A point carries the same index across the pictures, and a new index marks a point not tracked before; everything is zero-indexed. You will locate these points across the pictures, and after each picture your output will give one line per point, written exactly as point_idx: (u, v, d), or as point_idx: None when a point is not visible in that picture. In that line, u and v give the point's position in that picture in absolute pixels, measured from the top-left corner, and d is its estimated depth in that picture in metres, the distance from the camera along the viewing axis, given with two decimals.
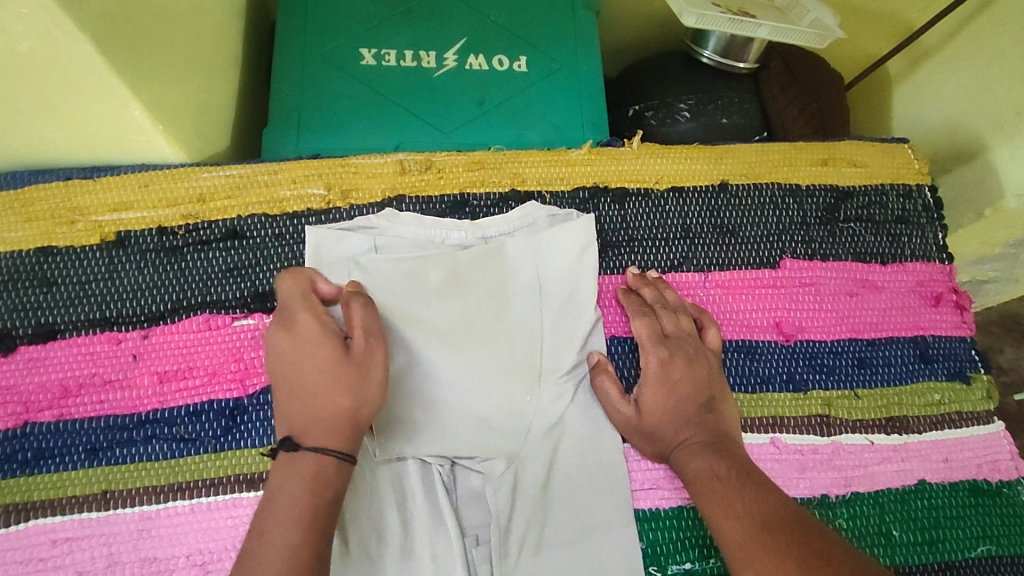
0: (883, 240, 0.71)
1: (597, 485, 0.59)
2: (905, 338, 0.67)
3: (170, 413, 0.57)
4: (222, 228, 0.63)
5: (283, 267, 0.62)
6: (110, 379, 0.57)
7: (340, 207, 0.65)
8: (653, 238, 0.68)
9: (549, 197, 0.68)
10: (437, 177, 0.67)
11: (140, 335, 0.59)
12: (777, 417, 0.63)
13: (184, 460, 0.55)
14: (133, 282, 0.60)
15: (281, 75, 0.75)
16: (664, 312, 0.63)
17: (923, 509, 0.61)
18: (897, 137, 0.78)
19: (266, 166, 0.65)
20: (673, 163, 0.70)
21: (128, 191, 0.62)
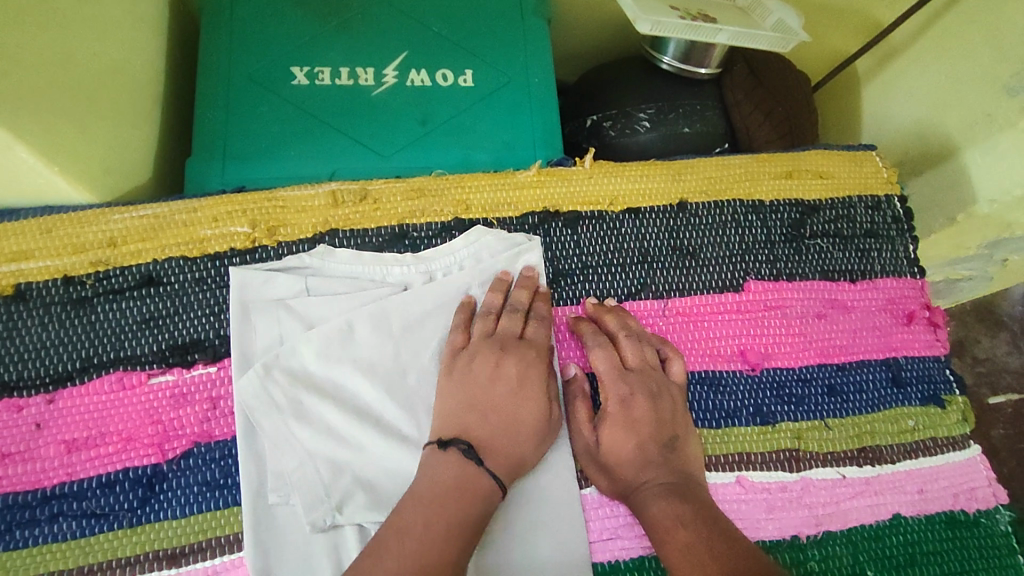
0: (851, 256, 0.67)
1: (552, 535, 0.54)
2: (876, 361, 0.64)
3: (80, 486, 0.51)
4: (135, 275, 0.58)
5: (204, 315, 0.57)
6: (10, 452, 0.52)
7: (266, 246, 0.60)
8: (608, 264, 0.63)
9: (496, 223, 0.63)
10: (373, 208, 0.62)
11: (43, 400, 0.53)
12: (743, 453, 0.59)
13: (96, 538, 0.50)
14: (35, 340, 0.55)
15: (205, 98, 0.69)
16: (626, 341, 0.58)
17: (898, 545, 0.58)
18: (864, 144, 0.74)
19: (183, 203, 0.60)
20: (629, 182, 0.66)
21: (27, 239, 0.56)
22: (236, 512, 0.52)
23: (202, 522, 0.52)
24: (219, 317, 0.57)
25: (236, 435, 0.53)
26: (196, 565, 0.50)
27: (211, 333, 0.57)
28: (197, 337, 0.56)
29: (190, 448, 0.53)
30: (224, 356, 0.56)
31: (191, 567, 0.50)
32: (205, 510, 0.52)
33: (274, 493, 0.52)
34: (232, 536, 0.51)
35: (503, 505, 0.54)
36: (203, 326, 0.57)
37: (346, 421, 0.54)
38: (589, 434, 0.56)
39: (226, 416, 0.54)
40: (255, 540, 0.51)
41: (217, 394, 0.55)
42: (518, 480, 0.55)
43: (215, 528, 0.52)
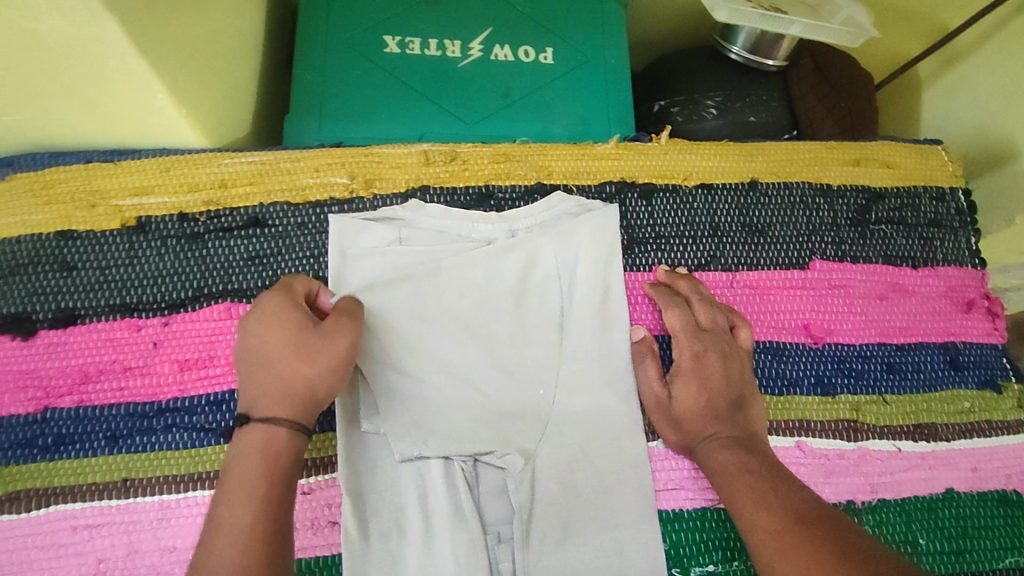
0: (915, 243, 0.69)
1: (621, 479, 0.57)
2: (936, 344, 0.66)
3: (191, 402, 0.56)
4: (243, 216, 0.62)
5: (305, 257, 0.61)
6: (130, 366, 0.57)
7: (362, 197, 0.64)
8: (680, 235, 0.66)
9: (576, 190, 0.67)
10: (461, 168, 0.66)
11: (159, 322, 0.58)
12: (803, 420, 0.61)
13: (205, 450, 0.55)
14: (153, 268, 0.60)
15: (303, 61, 0.74)
16: (699, 304, 0.61)
17: (950, 518, 0.60)
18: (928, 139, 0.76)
19: (288, 153, 0.64)
20: (703, 160, 0.69)
21: (149, 176, 0.62)
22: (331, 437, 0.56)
23: None
24: (318, 259, 0.61)
25: None
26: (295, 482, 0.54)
27: (311, 273, 0.61)
28: None
29: None
30: None
31: None
32: None
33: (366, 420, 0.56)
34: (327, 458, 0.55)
35: (577, 449, 0.58)
36: (303, 266, 0.61)
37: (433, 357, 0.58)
38: (659, 384, 0.59)
39: None
40: (348, 464, 0.55)
41: None
42: (591, 429, 0.59)
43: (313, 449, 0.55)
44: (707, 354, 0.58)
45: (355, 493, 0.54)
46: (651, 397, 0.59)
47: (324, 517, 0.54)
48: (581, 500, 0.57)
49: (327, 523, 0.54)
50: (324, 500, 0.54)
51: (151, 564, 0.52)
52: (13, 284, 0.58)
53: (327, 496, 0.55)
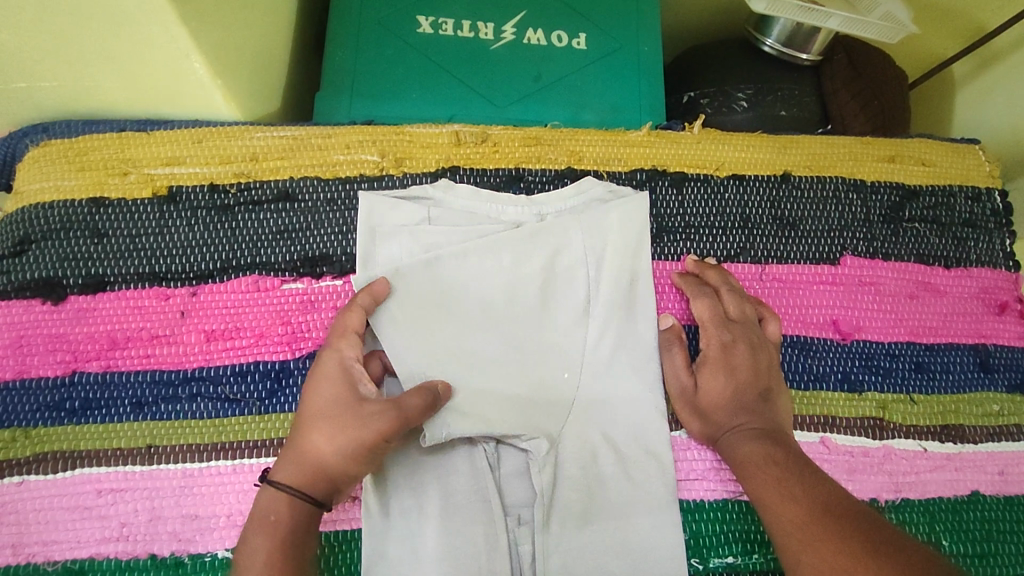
0: (949, 243, 0.68)
1: (643, 467, 0.57)
2: (966, 345, 0.65)
3: (216, 372, 0.56)
4: (273, 189, 0.62)
5: (333, 232, 0.61)
6: (158, 333, 0.57)
7: (392, 175, 0.64)
8: (710, 226, 0.66)
9: (606, 175, 0.66)
10: (492, 150, 0.65)
11: (187, 292, 0.58)
12: (829, 416, 0.61)
13: (229, 420, 0.55)
14: (183, 237, 0.60)
15: (336, 38, 0.73)
16: (728, 295, 0.60)
17: (975, 521, 0.59)
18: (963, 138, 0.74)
19: (320, 129, 0.64)
20: (735, 151, 0.68)
21: (182, 147, 0.62)
22: None
23: None
24: (347, 235, 0.61)
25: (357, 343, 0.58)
26: None
27: (339, 249, 0.61)
28: (326, 251, 0.61)
29: (315, 350, 0.57)
30: (350, 271, 0.60)
31: None
32: None
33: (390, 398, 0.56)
34: None
35: (599, 436, 0.58)
36: (331, 242, 0.61)
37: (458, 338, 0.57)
38: (686, 373, 0.59)
39: None
40: None
41: (342, 305, 0.59)
42: (613, 415, 0.58)
43: None
44: (735, 345, 0.58)
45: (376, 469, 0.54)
46: (677, 387, 0.59)
47: None
48: (601, 487, 0.56)
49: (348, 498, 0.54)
50: None
51: (172, 532, 0.52)
52: (45, 248, 0.58)
53: None
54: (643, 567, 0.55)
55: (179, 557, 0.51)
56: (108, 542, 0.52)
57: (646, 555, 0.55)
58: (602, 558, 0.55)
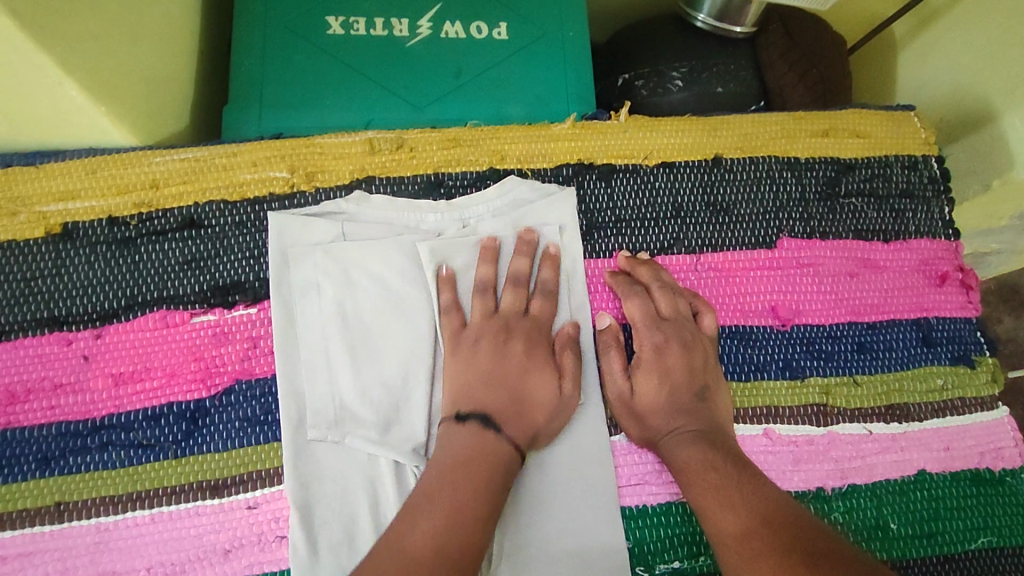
0: (886, 216, 0.67)
1: (582, 473, 0.55)
2: (908, 321, 0.64)
3: (127, 418, 0.53)
4: (177, 217, 0.58)
5: (243, 258, 0.58)
6: (61, 382, 0.54)
7: (304, 191, 0.60)
8: (642, 218, 0.63)
9: (530, 174, 0.63)
10: (409, 156, 0.62)
11: (91, 335, 0.55)
12: (771, 406, 0.59)
13: (143, 467, 0.52)
14: (82, 277, 0.56)
15: (241, 45, 0.69)
16: (659, 292, 0.59)
17: (922, 500, 0.58)
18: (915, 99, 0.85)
19: (223, 147, 0.60)
20: (664, 138, 0.66)
21: (74, 179, 0.58)
22: (278, 446, 0.54)
23: (245, 456, 0.53)
24: (258, 259, 0.58)
25: (276, 374, 0.55)
26: (237, 497, 0.52)
27: (251, 275, 0.58)
28: (238, 278, 0.57)
29: (232, 385, 0.55)
30: (264, 298, 0.57)
31: (233, 497, 0.52)
32: (246, 444, 0.54)
33: (314, 429, 0.53)
34: (273, 469, 0.53)
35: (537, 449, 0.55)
36: (242, 268, 0.58)
37: (384, 358, 0.56)
38: (622, 378, 0.57)
39: (266, 355, 0.56)
40: (295, 475, 0.52)
41: (257, 334, 0.56)
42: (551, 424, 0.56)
43: (255, 461, 0.53)
44: (668, 344, 0.57)
45: (302, 505, 0.52)
46: (617, 395, 0.56)
47: (271, 532, 0.52)
48: (543, 504, 0.54)
49: (275, 538, 0.52)
50: (271, 514, 0.52)
51: None
52: None
53: (274, 509, 0.52)
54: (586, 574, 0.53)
55: None
56: None
57: (588, 561, 0.54)
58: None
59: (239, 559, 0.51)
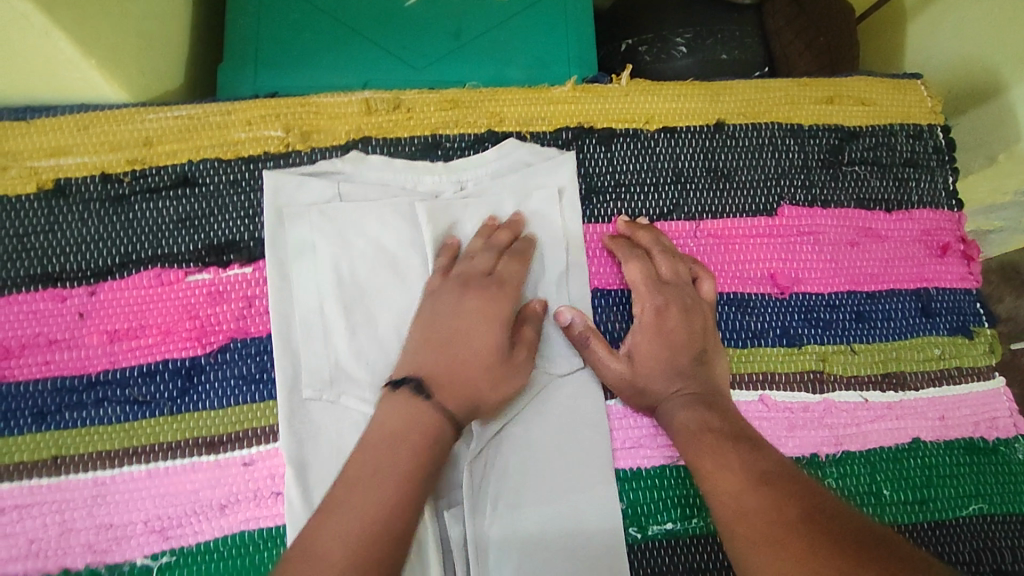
0: (889, 185, 0.66)
1: (578, 438, 0.56)
2: (907, 291, 0.63)
3: (122, 374, 0.53)
4: (171, 174, 0.58)
5: (238, 217, 0.57)
6: (56, 338, 0.54)
7: (299, 151, 0.59)
8: (641, 183, 0.62)
9: (529, 137, 0.62)
10: (406, 116, 0.61)
11: (85, 292, 0.55)
12: (768, 373, 0.59)
13: (139, 423, 0.53)
14: (75, 233, 0.56)
15: (236, 2, 0.67)
16: (659, 256, 0.58)
17: (915, 467, 0.59)
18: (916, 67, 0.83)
19: (217, 105, 0.59)
20: (666, 102, 0.64)
21: (66, 135, 0.57)
22: (274, 405, 0.54)
23: (241, 413, 0.53)
24: (253, 218, 0.57)
25: (272, 333, 0.55)
26: (233, 453, 0.52)
27: (246, 234, 0.57)
28: (233, 238, 0.57)
29: (227, 343, 0.55)
30: (259, 258, 0.57)
31: (228, 454, 0.52)
32: (241, 402, 0.54)
33: (310, 389, 0.54)
34: (268, 427, 0.53)
35: (530, 441, 0.55)
36: (237, 226, 0.57)
37: (383, 320, 0.56)
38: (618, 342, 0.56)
39: (261, 315, 0.55)
40: (291, 433, 0.53)
41: (252, 294, 0.56)
42: (547, 407, 0.56)
43: (251, 419, 0.53)
44: (668, 307, 0.56)
45: (298, 462, 0.52)
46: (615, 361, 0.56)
47: (267, 488, 0.52)
48: (537, 484, 0.54)
49: (270, 494, 0.52)
50: (266, 471, 0.52)
51: (86, 543, 0.50)
52: None
53: (270, 467, 0.52)
54: (578, 535, 0.54)
55: (94, 568, 0.50)
56: (17, 560, 0.50)
57: (582, 521, 0.54)
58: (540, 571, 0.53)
59: (235, 514, 0.52)
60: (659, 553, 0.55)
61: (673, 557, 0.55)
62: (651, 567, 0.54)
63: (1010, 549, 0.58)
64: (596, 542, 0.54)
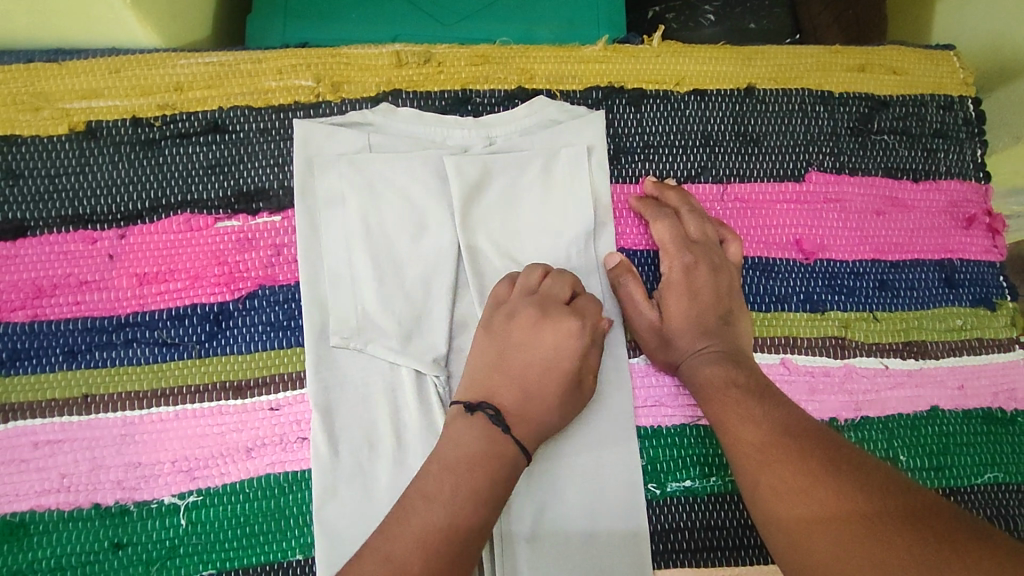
0: (918, 155, 0.66)
1: (602, 395, 0.56)
2: (931, 261, 0.63)
3: (151, 316, 0.54)
4: (202, 120, 0.58)
5: (267, 165, 0.57)
6: (87, 279, 0.54)
7: (329, 102, 0.59)
8: (670, 145, 0.62)
9: (559, 95, 0.62)
10: (437, 71, 0.61)
11: (116, 235, 0.55)
12: (790, 337, 0.60)
13: (168, 364, 0.53)
14: (106, 176, 0.56)
15: None
16: (688, 216, 0.59)
17: (933, 435, 0.59)
18: (944, 39, 0.82)
19: (248, 54, 0.59)
20: (697, 65, 0.64)
21: (97, 78, 0.57)
22: (301, 352, 0.54)
23: (269, 359, 0.54)
24: (283, 167, 0.57)
25: (300, 281, 0.55)
26: (261, 398, 0.53)
27: (276, 183, 0.57)
28: (262, 186, 0.57)
29: (255, 290, 0.55)
30: (288, 207, 0.57)
31: (256, 398, 0.53)
32: (269, 347, 0.54)
33: (337, 336, 0.54)
34: (296, 373, 0.54)
35: (564, 432, 0.55)
36: (266, 175, 0.57)
37: (410, 271, 0.55)
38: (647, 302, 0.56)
39: (290, 263, 0.56)
40: (318, 380, 0.53)
41: (281, 242, 0.56)
42: None
43: (278, 365, 0.54)
44: (697, 266, 0.56)
45: (323, 409, 0.52)
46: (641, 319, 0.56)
47: (293, 433, 0.53)
48: (561, 439, 0.54)
49: (296, 439, 0.53)
50: (293, 416, 0.53)
51: (116, 480, 0.51)
52: None
53: (296, 412, 0.53)
54: (600, 490, 0.54)
55: (123, 505, 0.51)
56: (49, 494, 0.51)
57: (605, 476, 0.54)
58: (563, 561, 0.53)
59: (262, 457, 0.52)
60: (678, 510, 0.56)
61: (691, 514, 0.56)
62: (669, 523, 0.55)
63: None
64: (617, 497, 0.54)
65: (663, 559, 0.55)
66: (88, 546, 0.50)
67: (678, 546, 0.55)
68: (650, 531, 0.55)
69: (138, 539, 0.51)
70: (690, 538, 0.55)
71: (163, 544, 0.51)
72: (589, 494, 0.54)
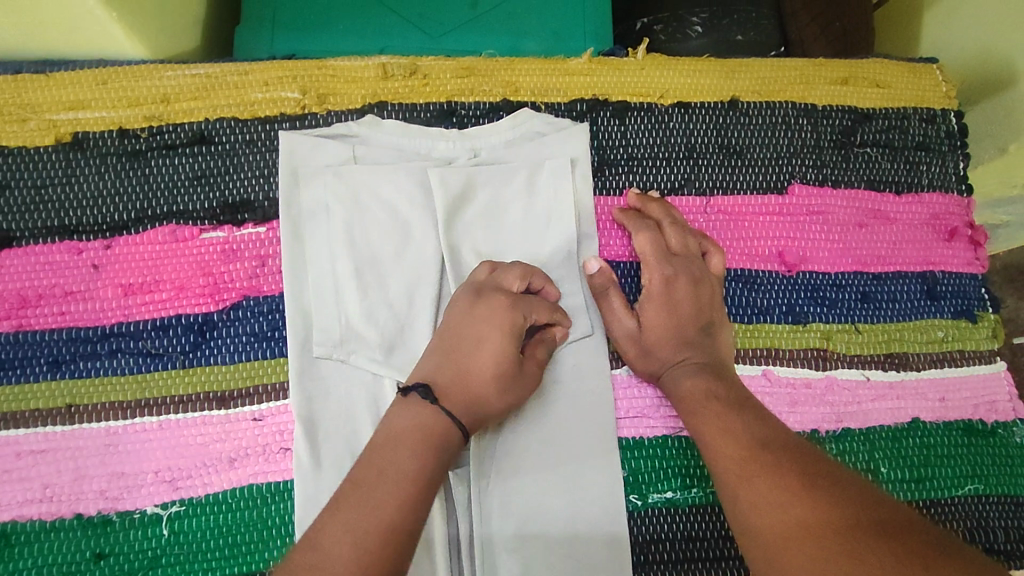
0: (900, 168, 0.66)
1: (584, 406, 0.56)
2: (913, 273, 0.64)
3: (136, 326, 0.54)
4: (188, 132, 0.58)
5: (253, 176, 0.58)
6: (72, 289, 0.55)
7: (315, 113, 0.60)
8: (654, 157, 0.63)
9: (544, 108, 0.63)
10: (422, 83, 0.61)
11: (101, 245, 0.56)
12: (772, 349, 0.60)
13: (152, 374, 0.54)
14: (92, 187, 0.56)
15: None
16: (670, 228, 0.59)
17: (913, 447, 0.59)
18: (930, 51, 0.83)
19: (235, 65, 0.59)
20: (681, 77, 0.64)
21: (84, 89, 0.57)
22: (285, 362, 0.54)
23: (253, 370, 0.54)
24: (269, 179, 0.58)
25: (283, 292, 0.55)
26: (244, 409, 0.53)
27: (261, 194, 0.58)
28: (247, 197, 0.57)
29: (239, 301, 0.55)
30: (273, 218, 0.57)
31: (239, 409, 0.53)
32: (253, 358, 0.54)
33: (321, 347, 0.54)
34: (279, 383, 0.54)
35: (546, 444, 0.55)
36: (252, 186, 0.58)
37: (394, 283, 0.56)
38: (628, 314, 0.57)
39: (274, 274, 0.56)
40: (300, 391, 0.53)
41: (266, 253, 0.56)
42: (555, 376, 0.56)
43: (262, 375, 0.54)
44: (677, 279, 0.57)
45: (306, 420, 0.53)
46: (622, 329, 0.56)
47: (276, 443, 0.53)
48: (542, 450, 0.55)
49: (279, 449, 0.53)
50: (276, 427, 0.53)
51: (98, 490, 0.52)
52: None
53: (279, 423, 0.53)
54: (581, 500, 0.54)
55: (106, 515, 0.51)
56: (31, 504, 0.51)
57: (586, 488, 0.55)
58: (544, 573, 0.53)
59: (244, 467, 0.52)
60: (659, 521, 0.56)
61: (672, 525, 0.56)
62: (650, 534, 0.56)
63: (1002, 530, 0.59)
64: (598, 508, 0.55)
65: (644, 570, 0.55)
66: (71, 556, 0.51)
67: (659, 557, 0.55)
68: (631, 543, 0.55)
69: (120, 549, 0.51)
70: (671, 549, 0.55)
71: (144, 554, 0.51)
72: (571, 504, 0.54)
